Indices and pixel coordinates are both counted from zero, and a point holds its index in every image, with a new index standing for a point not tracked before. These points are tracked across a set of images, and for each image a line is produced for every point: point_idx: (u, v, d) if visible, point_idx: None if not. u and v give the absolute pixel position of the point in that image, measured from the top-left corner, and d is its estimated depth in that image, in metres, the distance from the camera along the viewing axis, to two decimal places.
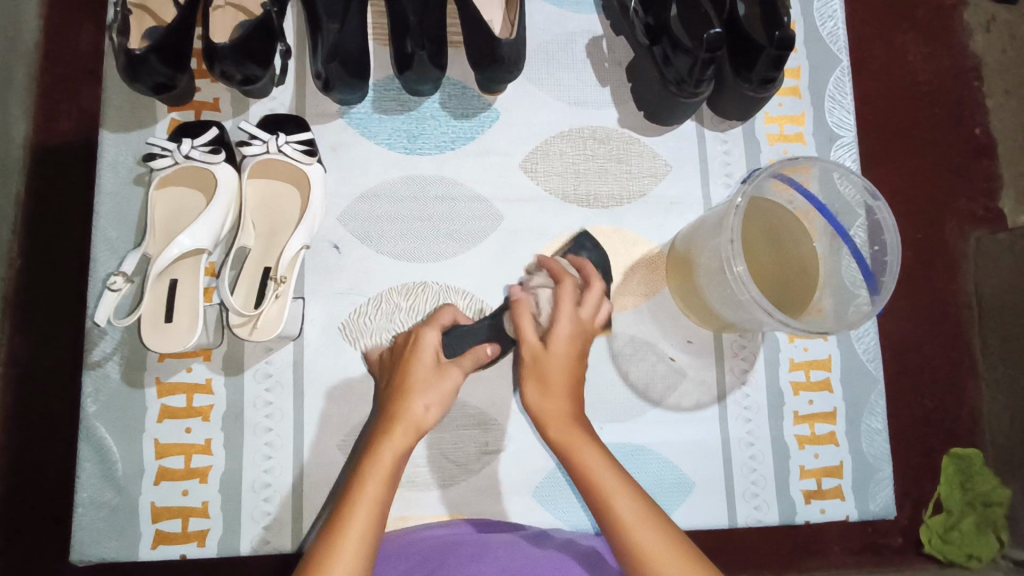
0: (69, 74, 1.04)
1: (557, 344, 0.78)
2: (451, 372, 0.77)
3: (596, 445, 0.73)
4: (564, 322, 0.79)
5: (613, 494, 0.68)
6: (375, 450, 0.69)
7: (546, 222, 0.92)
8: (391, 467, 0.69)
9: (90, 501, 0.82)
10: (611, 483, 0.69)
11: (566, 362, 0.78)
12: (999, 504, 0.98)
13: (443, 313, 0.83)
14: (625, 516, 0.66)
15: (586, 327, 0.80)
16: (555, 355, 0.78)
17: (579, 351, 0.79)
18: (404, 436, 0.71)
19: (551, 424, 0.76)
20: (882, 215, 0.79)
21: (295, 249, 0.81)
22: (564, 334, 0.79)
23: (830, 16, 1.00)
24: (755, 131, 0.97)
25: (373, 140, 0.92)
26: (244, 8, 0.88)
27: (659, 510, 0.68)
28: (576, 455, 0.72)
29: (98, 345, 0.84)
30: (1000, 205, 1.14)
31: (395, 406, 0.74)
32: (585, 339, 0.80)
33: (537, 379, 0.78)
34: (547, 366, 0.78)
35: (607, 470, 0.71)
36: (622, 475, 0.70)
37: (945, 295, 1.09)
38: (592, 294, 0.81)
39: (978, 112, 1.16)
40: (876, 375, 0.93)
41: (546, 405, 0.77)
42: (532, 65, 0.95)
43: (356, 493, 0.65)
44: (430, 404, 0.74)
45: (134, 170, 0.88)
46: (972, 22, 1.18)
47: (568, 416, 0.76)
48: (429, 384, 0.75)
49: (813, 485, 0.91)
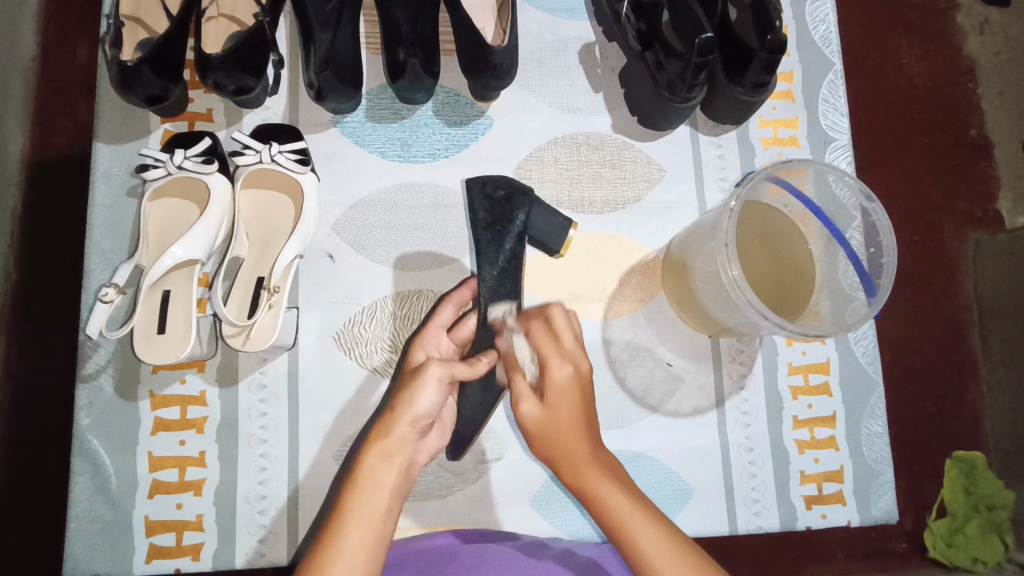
0: (65, 87, 1.04)
1: (558, 389, 0.68)
2: (426, 386, 0.65)
3: (622, 485, 0.65)
4: (559, 363, 0.68)
5: (642, 537, 0.61)
6: (357, 481, 0.62)
7: (498, 199, 0.86)
8: (377, 498, 0.61)
9: (84, 515, 0.81)
10: (640, 525, 0.62)
11: (568, 404, 0.68)
12: (1002, 506, 0.97)
13: (439, 314, 0.78)
14: (655, 557, 0.59)
15: (579, 356, 0.70)
16: (560, 396, 0.68)
17: (583, 383, 0.69)
18: (388, 459, 0.63)
19: (563, 467, 0.67)
20: (877, 216, 0.79)
21: (289, 258, 0.81)
22: (563, 375, 0.68)
23: (822, 20, 1.00)
24: (750, 135, 0.97)
25: (366, 149, 0.91)
26: (236, 18, 0.88)
27: (697, 552, 0.60)
28: (597, 497, 0.65)
29: (91, 357, 0.84)
30: (998, 207, 1.13)
31: (376, 428, 0.65)
32: (585, 366, 0.70)
33: (541, 428, 0.68)
34: (551, 412, 0.67)
35: (639, 516, 0.62)
36: (652, 514, 0.63)
37: (944, 297, 1.09)
38: (559, 322, 0.71)
39: (974, 113, 1.16)
40: (876, 378, 0.93)
41: (557, 447, 0.67)
42: (526, 72, 0.96)
43: (337, 525, 0.59)
44: (406, 426, 0.65)
45: (127, 182, 0.88)
46: (965, 25, 1.19)
47: (584, 455, 0.67)
48: (405, 405, 0.65)
49: (814, 490, 0.90)
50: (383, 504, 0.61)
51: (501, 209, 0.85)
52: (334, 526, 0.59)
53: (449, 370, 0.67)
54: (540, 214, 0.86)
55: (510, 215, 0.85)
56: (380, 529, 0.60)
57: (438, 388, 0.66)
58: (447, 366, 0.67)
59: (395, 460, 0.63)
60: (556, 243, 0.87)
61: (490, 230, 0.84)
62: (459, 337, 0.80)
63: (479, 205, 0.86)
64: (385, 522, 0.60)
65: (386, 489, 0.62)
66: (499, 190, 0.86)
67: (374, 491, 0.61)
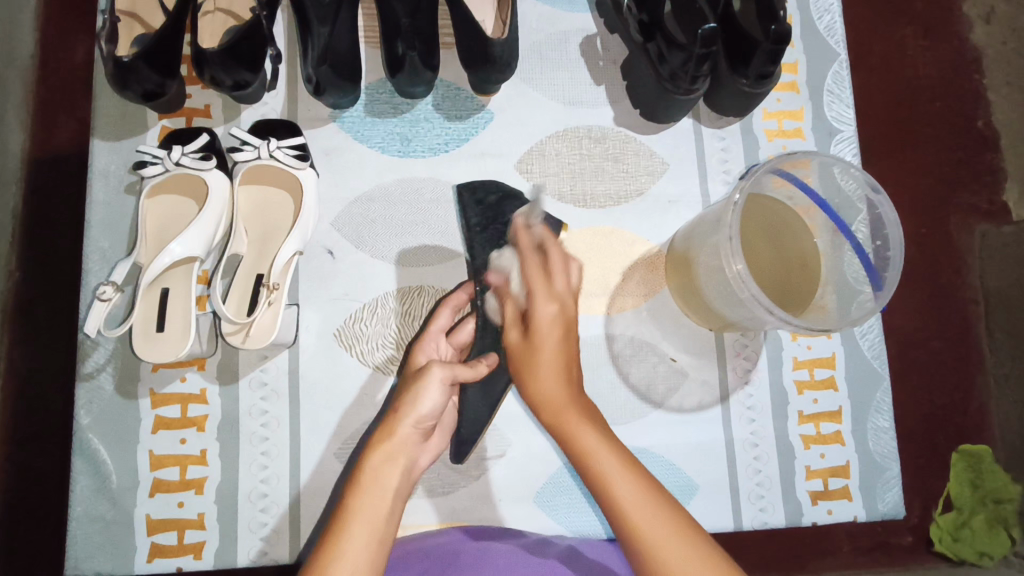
0: (63, 84, 1.04)
1: (540, 326, 0.71)
2: (431, 385, 0.67)
3: (597, 425, 0.68)
4: (546, 300, 0.72)
5: (611, 475, 0.63)
6: (360, 483, 0.61)
7: (489, 204, 0.88)
8: (380, 501, 0.60)
9: (86, 514, 0.81)
10: (611, 465, 0.64)
11: (550, 342, 0.71)
12: (1008, 500, 0.98)
13: (436, 319, 0.80)
14: (624, 501, 0.61)
15: (568, 302, 0.73)
16: (546, 338, 0.71)
17: (568, 323, 0.72)
18: (390, 461, 0.63)
19: (544, 403, 0.70)
20: (883, 208, 0.78)
21: (288, 255, 0.80)
22: (547, 314, 0.71)
23: (827, 10, 0.99)
24: (754, 127, 0.95)
25: (366, 144, 0.91)
26: (233, 13, 0.87)
27: (660, 488, 0.63)
28: (573, 437, 0.67)
29: (91, 356, 0.84)
30: (1005, 198, 1.12)
31: (377, 433, 0.65)
32: (571, 311, 0.73)
33: (527, 363, 0.71)
34: (536, 349, 0.71)
35: (611, 458, 0.65)
36: (624, 455, 0.65)
37: (950, 289, 1.08)
38: (558, 259, 0.74)
39: (980, 104, 1.14)
40: (881, 373, 0.92)
41: (541, 386, 0.70)
42: (526, 65, 0.94)
43: (339, 528, 0.58)
44: (408, 428, 0.65)
45: (125, 179, 0.87)
46: (971, 14, 1.17)
47: (562, 395, 0.69)
48: (407, 406, 0.66)
49: (819, 485, 0.89)
50: (385, 507, 0.60)
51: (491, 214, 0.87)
52: (337, 530, 0.58)
53: (451, 372, 0.69)
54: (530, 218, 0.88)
55: (502, 217, 0.87)
56: (383, 531, 0.59)
57: (441, 388, 0.67)
58: (448, 368, 0.68)
59: (397, 462, 0.63)
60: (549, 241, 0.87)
61: (485, 233, 0.86)
62: (457, 341, 0.82)
63: (472, 210, 0.88)
64: (388, 523, 0.59)
65: (388, 491, 0.61)
66: (490, 196, 0.88)
67: (376, 494, 0.61)
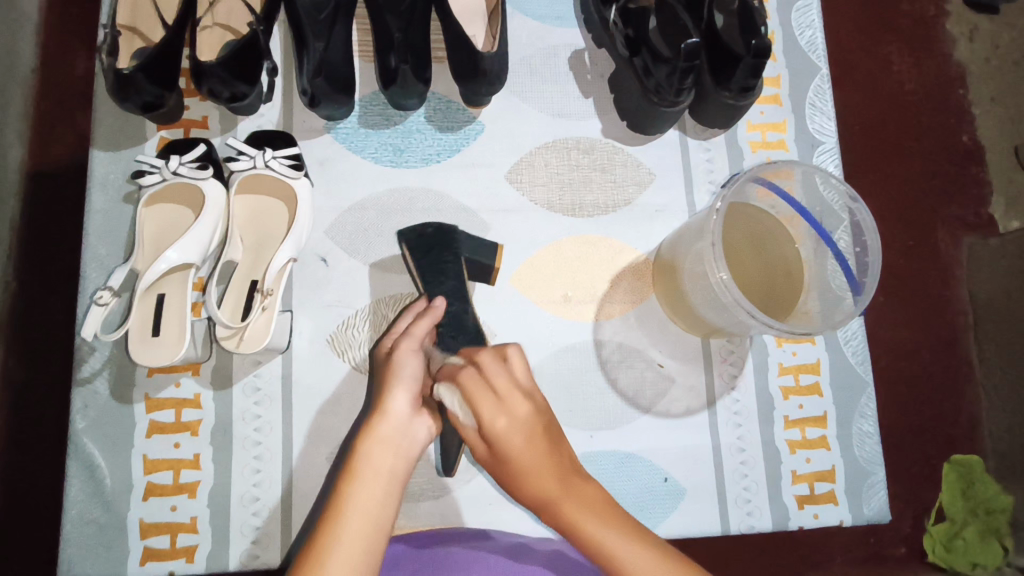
0: (63, 98, 1.06)
1: (501, 440, 0.66)
2: (406, 354, 0.72)
3: (599, 511, 0.63)
4: (489, 411, 0.66)
5: (625, 557, 0.60)
6: (355, 470, 0.63)
7: (427, 235, 0.90)
8: (374, 486, 0.62)
9: (77, 518, 0.81)
10: (618, 545, 0.61)
11: (517, 448, 0.65)
12: (1000, 510, 0.97)
13: (399, 322, 0.82)
14: None
15: (516, 401, 0.67)
16: (508, 445, 0.65)
17: (529, 422, 0.67)
18: (384, 444, 0.65)
19: (542, 506, 0.65)
20: (863, 216, 0.80)
21: (281, 262, 0.82)
22: (502, 424, 0.66)
23: (808, 26, 1.02)
24: (737, 139, 0.98)
25: (360, 155, 0.93)
26: (231, 28, 0.90)
27: (682, 560, 0.60)
28: (577, 528, 0.62)
29: (87, 361, 0.85)
30: (991, 211, 1.14)
31: (369, 421, 0.67)
32: (529, 404, 0.68)
33: (507, 473, 0.66)
34: (510, 459, 0.65)
35: (618, 537, 0.61)
36: (630, 532, 0.62)
37: (937, 299, 1.10)
38: (489, 359, 0.69)
39: (963, 118, 1.17)
40: (866, 379, 0.93)
41: (534, 491, 0.65)
42: (516, 78, 0.97)
43: (336, 517, 0.59)
44: (399, 403, 0.68)
45: (123, 189, 0.89)
46: (955, 31, 1.20)
47: (556, 491, 0.64)
48: (392, 378, 0.71)
49: (805, 490, 0.90)
50: (380, 492, 0.62)
51: (432, 242, 0.89)
52: (332, 517, 0.59)
53: (416, 339, 0.75)
54: (471, 240, 0.91)
55: (443, 246, 0.89)
56: (378, 517, 0.60)
57: (414, 353, 0.73)
58: (412, 339, 0.75)
59: (390, 445, 0.65)
60: (489, 260, 0.91)
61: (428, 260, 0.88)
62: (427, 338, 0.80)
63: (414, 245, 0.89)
64: (381, 510, 0.60)
65: (382, 476, 0.63)
66: (428, 228, 0.90)
67: (371, 480, 0.62)
